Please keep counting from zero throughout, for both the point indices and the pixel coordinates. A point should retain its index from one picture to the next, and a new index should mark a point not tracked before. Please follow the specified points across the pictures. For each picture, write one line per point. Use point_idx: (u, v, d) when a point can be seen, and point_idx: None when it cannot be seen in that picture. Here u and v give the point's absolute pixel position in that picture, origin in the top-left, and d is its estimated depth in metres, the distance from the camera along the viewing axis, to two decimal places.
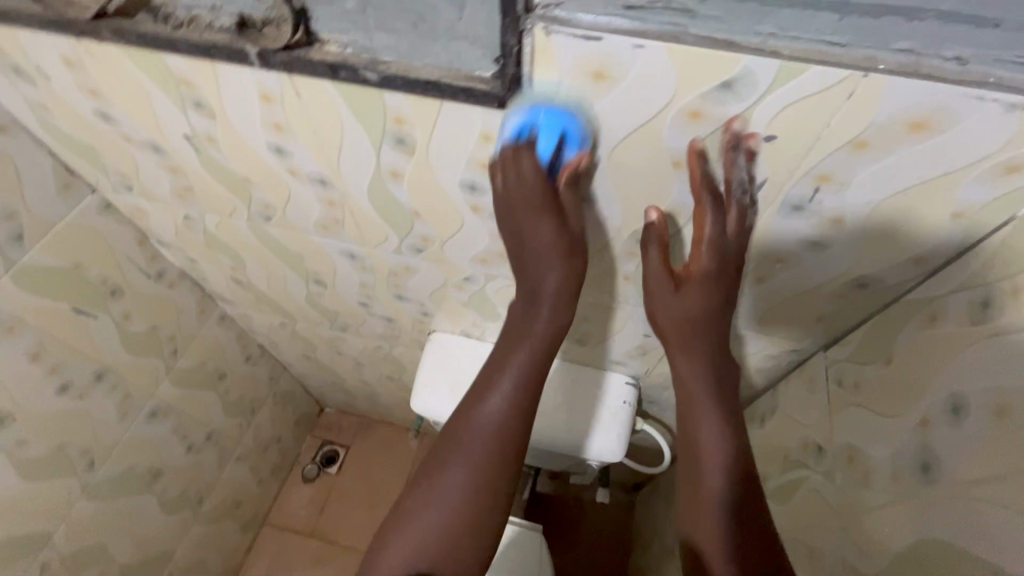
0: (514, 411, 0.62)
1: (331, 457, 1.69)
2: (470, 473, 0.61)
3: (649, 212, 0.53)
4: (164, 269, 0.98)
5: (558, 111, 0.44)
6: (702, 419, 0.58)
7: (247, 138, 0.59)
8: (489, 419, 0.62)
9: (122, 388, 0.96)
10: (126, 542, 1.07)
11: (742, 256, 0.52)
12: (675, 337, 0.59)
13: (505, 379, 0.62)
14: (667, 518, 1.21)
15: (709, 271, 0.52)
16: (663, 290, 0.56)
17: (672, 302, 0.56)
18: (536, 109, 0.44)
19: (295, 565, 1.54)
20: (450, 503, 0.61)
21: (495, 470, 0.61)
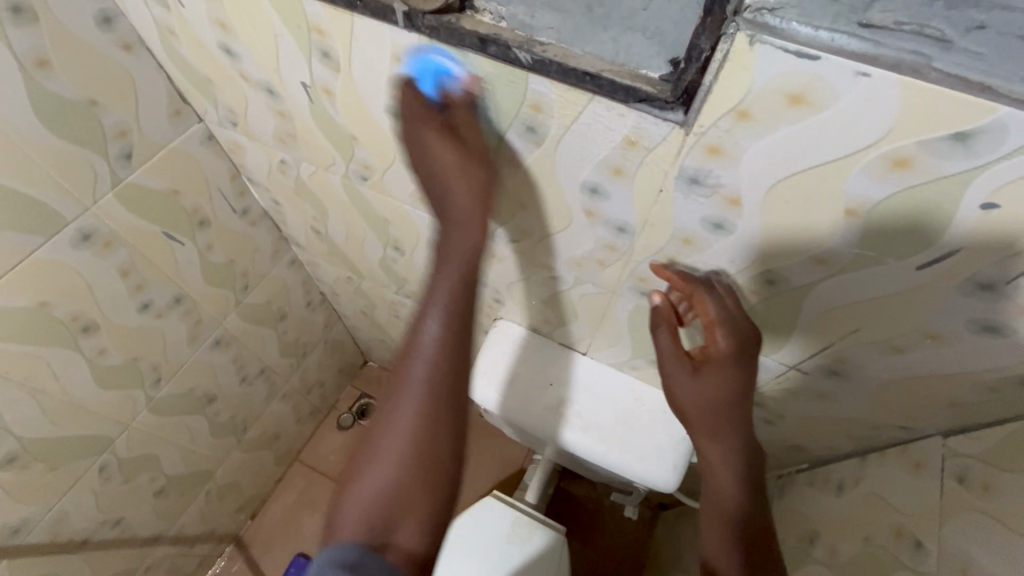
0: (447, 341, 0.51)
1: (367, 410, 1.72)
2: (412, 422, 0.50)
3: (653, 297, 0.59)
4: (249, 206, 0.98)
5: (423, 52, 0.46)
6: (716, 444, 0.59)
7: (366, 96, 0.56)
8: (433, 345, 0.51)
9: (195, 314, 0.98)
10: (176, 456, 1.12)
11: (754, 332, 0.56)
12: (699, 418, 0.59)
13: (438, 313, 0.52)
14: (695, 549, 1.16)
15: (723, 352, 0.56)
16: (681, 372, 0.60)
17: (684, 379, 0.60)
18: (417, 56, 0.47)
19: (317, 504, 1.59)
20: (397, 454, 0.49)
21: (444, 416, 0.50)
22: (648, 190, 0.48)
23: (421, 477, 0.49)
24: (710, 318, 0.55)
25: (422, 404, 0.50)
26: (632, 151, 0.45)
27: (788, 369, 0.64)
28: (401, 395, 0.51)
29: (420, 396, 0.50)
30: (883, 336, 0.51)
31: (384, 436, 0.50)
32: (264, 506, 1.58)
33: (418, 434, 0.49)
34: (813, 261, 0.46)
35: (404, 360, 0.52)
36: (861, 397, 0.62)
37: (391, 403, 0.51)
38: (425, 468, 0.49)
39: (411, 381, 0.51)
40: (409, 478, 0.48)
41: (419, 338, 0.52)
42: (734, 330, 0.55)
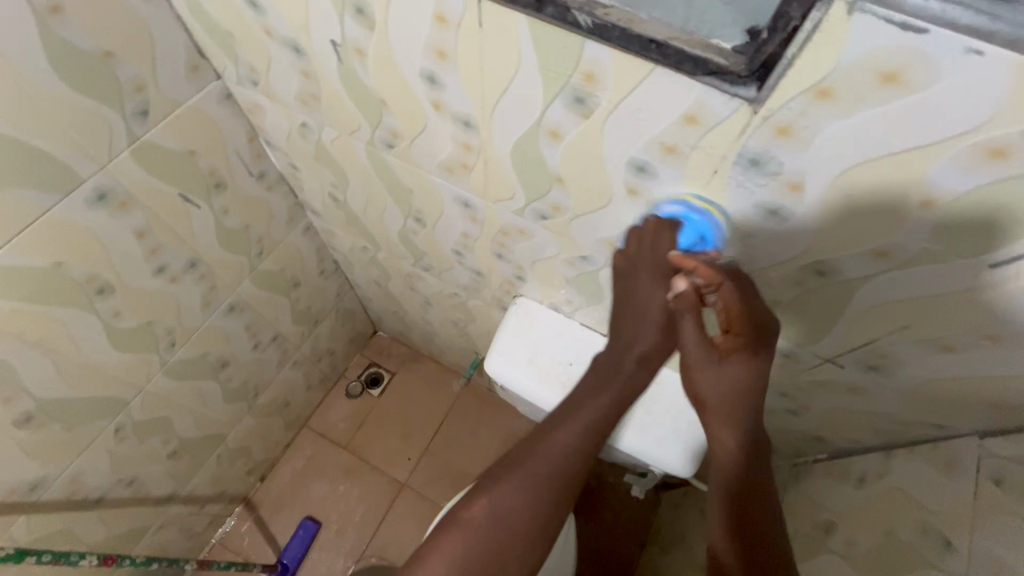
0: (588, 445, 0.52)
1: (376, 380, 1.73)
2: (526, 501, 0.50)
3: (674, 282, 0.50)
4: (265, 170, 0.96)
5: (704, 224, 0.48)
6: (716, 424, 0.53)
7: (400, 59, 0.53)
8: (564, 454, 0.52)
9: (210, 279, 0.97)
10: (189, 419, 1.12)
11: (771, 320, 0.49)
12: (719, 407, 0.52)
13: (604, 399, 0.54)
14: (700, 529, 1.17)
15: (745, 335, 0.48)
16: (704, 362, 0.51)
17: (708, 375, 0.51)
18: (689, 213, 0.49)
19: (326, 470, 1.61)
20: (491, 532, 0.50)
21: (553, 505, 0.51)
22: (701, 171, 0.45)
23: (515, 555, 0.50)
24: (732, 307, 0.47)
25: (532, 491, 0.51)
26: (689, 129, 0.42)
27: (823, 361, 0.62)
28: (511, 479, 0.51)
29: (539, 481, 0.51)
30: (934, 333, 0.49)
31: (478, 509, 0.51)
32: (273, 470, 1.60)
33: (519, 528, 0.50)
34: (872, 254, 0.44)
35: (526, 453, 0.52)
36: (898, 393, 0.60)
37: (501, 481, 0.51)
38: (521, 546, 0.50)
39: (540, 463, 0.51)
40: (501, 548, 0.50)
41: (555, 443, 0.52)
42: (756, 316, 0.47)
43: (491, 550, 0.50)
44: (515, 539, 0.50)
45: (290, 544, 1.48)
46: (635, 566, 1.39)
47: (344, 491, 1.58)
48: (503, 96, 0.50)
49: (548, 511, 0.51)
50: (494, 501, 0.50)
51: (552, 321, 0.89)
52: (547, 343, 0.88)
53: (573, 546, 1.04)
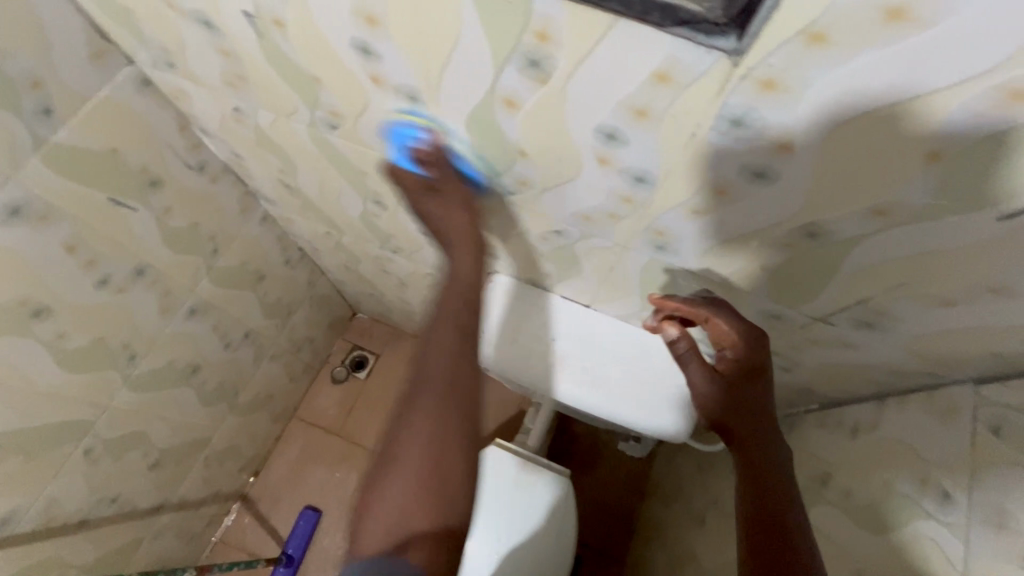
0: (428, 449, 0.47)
1: (361, 362, 1.70)
2: (427, 450, 0.47)
3: (667, 328, 0.62)
4: (206, 161, 0.88)
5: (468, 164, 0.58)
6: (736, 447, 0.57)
7: (325, 28, 0.46)
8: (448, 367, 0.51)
9: (162, 284, 0.90)
10: (166, 429, 1.08)
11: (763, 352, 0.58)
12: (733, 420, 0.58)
13: (438, 352, 0.51)
14: (697, 482, 1.19)
15: (752, 363, 0.58)
16: (708, 378, 0.60)
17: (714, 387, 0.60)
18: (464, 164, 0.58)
19: (320, 458, 1.59)
20: (422, 458, 0.46)
21: (448, 456, 0.47)
22: (677, 135, 0.40)
23: (440, 480, 0.46)
24: (728, 333, 0.57)
25: (431, 448, 0.47)
26: (661, 89, 0.37)
27: (814, 321, 0.60)
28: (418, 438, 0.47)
29: (422, 461, 0.46)
30: (932, 289, 0.46)
31: (399, 463, 0.47)
32: (266, 464, 1.58)
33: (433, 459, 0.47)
34: (868, 213, 0.40)
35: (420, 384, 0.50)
36: (891, 346, 0.58)
37: (411, 440, 0.47)
38: (443, 478, 0.46)
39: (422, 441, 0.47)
40: (420, 485, 0.46)
41: (430, 377, 0.50)
42: (751, 339, 0.57)
43: (428, 462, 0.47)
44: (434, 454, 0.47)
45: (292, 535, 1.47)
46: (636, 520, 1.42)
47: (341, 477, 1.57)
48: (406, 123, 0.56)
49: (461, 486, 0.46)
50: (421, 422, 0.48)
51: (531, 296, 0.85)
52: (527, 320, 0.85)
53: (574, 514, 1.04)
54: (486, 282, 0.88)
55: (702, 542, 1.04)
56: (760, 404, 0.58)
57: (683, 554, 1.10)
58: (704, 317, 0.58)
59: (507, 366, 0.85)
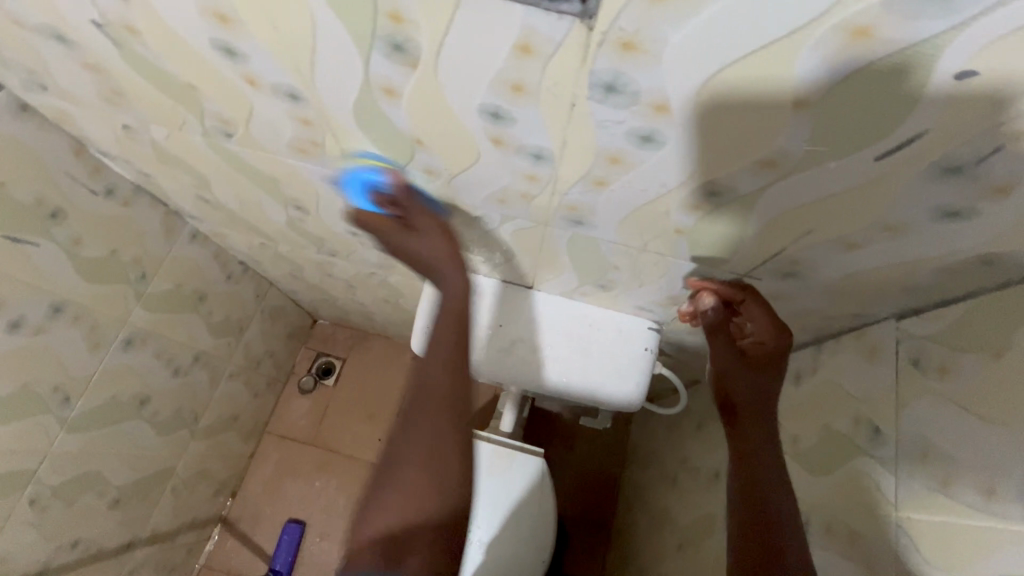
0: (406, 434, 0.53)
1: (328, 369, 1.67)
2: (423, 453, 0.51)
3: (703, 296, 0.62)
4: (113, 184, 0.83)
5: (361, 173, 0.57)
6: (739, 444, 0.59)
7: (180, 31, 0.43)
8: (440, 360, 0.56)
9: (88, 319, 0.86)
10: (122, 465, 1.04)
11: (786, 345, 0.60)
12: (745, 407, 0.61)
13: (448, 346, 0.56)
14: (668, 443, 1.21)
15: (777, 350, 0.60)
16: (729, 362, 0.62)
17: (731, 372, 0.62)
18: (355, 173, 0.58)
19: (297, 470, 1.57)
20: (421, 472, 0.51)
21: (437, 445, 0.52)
22: (558, 107, 0.39)
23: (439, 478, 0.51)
24: (761, 317, 0.59)
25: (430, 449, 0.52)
26: (528, 61, 0.35)
27: (740, 277, 0.60)
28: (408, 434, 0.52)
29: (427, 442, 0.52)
30: (837, 234, 0.46)
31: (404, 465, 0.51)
32: (243, 483, 1.55)
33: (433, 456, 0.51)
34: (759, 165, 0.39)
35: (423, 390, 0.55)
36: (814, 293, 0.59)
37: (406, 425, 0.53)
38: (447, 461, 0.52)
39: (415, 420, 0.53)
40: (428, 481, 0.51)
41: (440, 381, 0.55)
42: (781, 332, 0.59)
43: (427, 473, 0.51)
44: (433, 457, 0.52)
45: (279, 550, 1.45)
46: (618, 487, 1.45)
47: (322, 485, 1.55)
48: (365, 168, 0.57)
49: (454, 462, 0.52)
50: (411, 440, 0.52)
51: (472, 286, 0.83)
52: (471, 310, 0.83)
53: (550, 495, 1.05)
54: (427, 276, 0.86)
55: (677, 501, 1.06)
56: (768, 395, 0.61)
57: (661, 514, 1.13)
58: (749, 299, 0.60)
59: (459, 360, 0.84)
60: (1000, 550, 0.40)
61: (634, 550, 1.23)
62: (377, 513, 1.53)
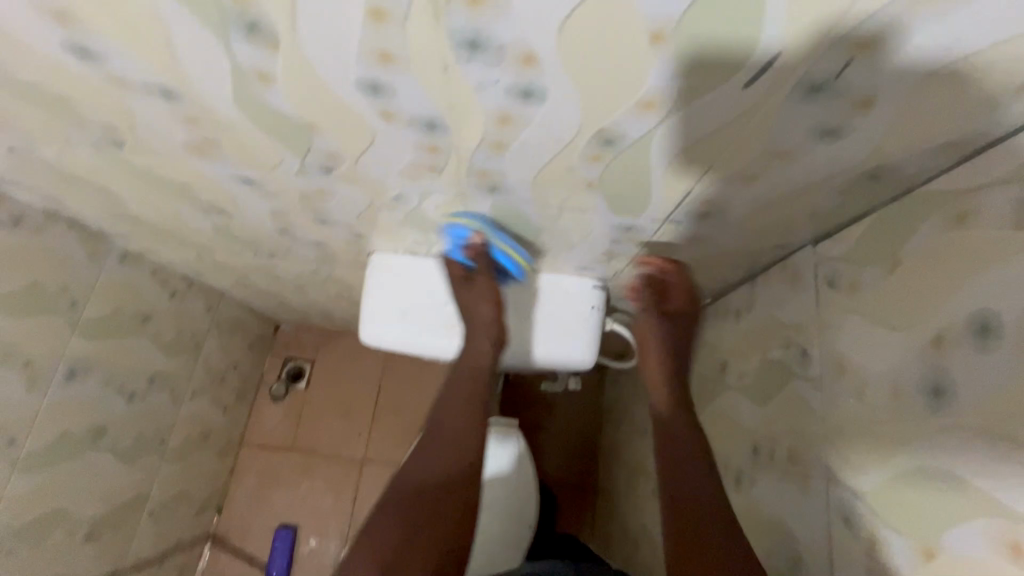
0: None
1: (298, 373, 1.66)
2: None
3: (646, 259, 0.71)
4: (20, 213, 0.79)
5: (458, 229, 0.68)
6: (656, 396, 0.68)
7: (26, 37, 0.40)
8: None
9: (18, 356, 0.82)
10: (89, 498, 1.02)
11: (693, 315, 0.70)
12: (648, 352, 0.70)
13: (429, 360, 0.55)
14: (637, 397, 1.24)
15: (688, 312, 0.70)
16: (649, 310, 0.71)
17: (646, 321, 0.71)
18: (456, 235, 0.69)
19: (280, 478, 1.56)
20: None
21: None
22: (432, 72, 0.38)
23: None
24: (681, 281, 0.70)
25: None
26: (384, 27, 0.34)
27: (661, 224, 0.60)
28: None
29: None
30: (734, 168, 0.47)
31: None
32: (228, 498, 1.54)
33: None
34: (640, 108, 0.39)
35: None
36: (733, 231, 0.60)
37: None
38: None
39: None
40: None
41: None
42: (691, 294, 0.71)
43: None
44: None
45: (273, 558, 1.45)
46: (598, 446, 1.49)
47: (308, 488, 1.55)
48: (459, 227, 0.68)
49: None
50: None
51: (412, 269, 0.83)
52: (413, 291, 0.83)
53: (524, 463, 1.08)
54: (366, 264, 0.85)
55: (648, 450, 1.10)
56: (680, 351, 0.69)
57: (638, 465, 1.16)
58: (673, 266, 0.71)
59: (409, 343, 0.84)
60: (905, 446, 0.42)
61: (618, 506, 1.26)
62: (367, 508, 1.54)
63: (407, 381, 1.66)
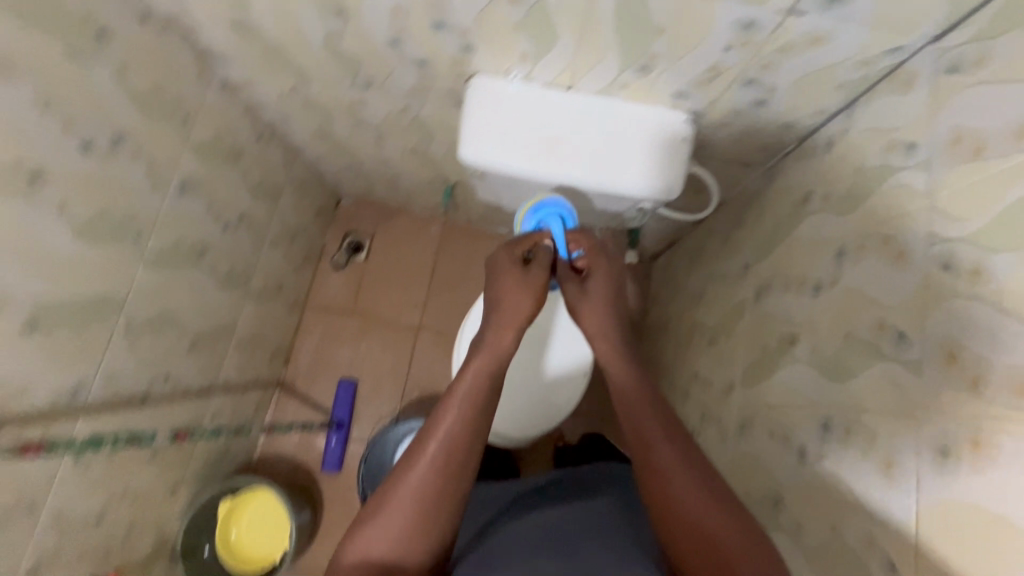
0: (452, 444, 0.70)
1: (358, 246, 1.74)
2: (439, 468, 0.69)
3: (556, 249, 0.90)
4: (148, 11, 0.83)
5: (557, 205, 0.92)
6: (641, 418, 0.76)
7: None
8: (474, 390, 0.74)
9: (145, 152, 0.89)
10: (193, 311, 1.12)
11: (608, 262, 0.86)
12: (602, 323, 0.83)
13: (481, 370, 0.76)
14: (694, 268, 1.30)
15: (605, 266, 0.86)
16: (574, 283, 0.87)
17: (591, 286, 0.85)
18: (549, 210, 0.92)
19: (342, 337, 1.66)
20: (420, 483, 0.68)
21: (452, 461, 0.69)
22: None
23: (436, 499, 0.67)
24: (588, 243, 0.87)
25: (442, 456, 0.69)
26: None
27: (784, 17, 0.62)
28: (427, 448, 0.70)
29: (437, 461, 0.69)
30: None
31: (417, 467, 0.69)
32: (294, 352, 1.64)
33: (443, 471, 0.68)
34: None
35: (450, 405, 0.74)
36: (852, 29, 0.61)
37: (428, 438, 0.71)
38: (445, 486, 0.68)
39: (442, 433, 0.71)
40: (429, 488, 0.67)
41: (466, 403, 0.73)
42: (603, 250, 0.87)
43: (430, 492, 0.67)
44: (449, 476, 0.69)
45: (337, 404, 1.58)
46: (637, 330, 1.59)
47: (367, 348, 1.66)
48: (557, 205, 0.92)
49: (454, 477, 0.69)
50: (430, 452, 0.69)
51: (511, 92, 0.86)
52: (514, 113, 0.86)
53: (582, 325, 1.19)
54: (466, 88, 0.89)
55: (705, 307, 1.16)
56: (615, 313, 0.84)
57: (691, 326, 1.23)
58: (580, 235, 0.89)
59: (504, 165, 0.88)
60: None
61: (666, 369, 1.34)
62: (422, 369, 1.65)
63: (460, 259, 1.74)
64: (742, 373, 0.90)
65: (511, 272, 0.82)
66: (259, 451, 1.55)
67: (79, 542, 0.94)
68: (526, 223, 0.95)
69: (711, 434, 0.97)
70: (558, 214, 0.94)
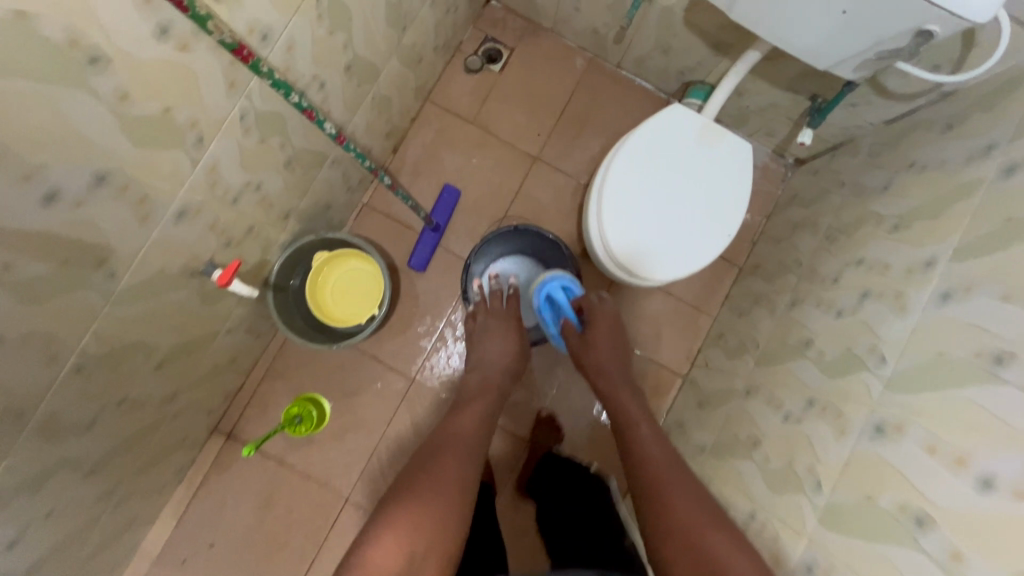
0: (464, 461, 0.96)
1: (495, 55, 1.60)
2: (460, 475, 0.92)
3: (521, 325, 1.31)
4: None
5: (562, 277, 1.31)
6: (641, 443, 1.06)
7: None
8: (471, 432, 1.04)
9: None
10: (362, 28, 1.02)
11: (609, 325, 1.27)
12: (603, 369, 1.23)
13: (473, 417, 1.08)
14: (874, 165, 1.19)
15: (609, 317, 1.27)
16: (577, 340, 1.27)
17: (598, 343, 1.24)
18: (557, 280, 1.30)
19: (456, 144, 1.58)
20: (446, 484, 0.90)
21: (466, 474, 0.94)
22: None
23: (456, 504, 0.87)
24: (593, 301, 1.29)
25: (459, 471, 0.93)
26: None
27: None
28: (446, 459, 0.95)
29: (456, 477, 0.92)
30: None
31: (440, 475, 0.91)
32: (404, 144, 1.56)
33: (463, 479, 0.92)
34: None
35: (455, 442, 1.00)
36: None
37: (444, 455, 0.96)
38: (461, 491, 0.90)
39: (457, 451, 0.97)
40: (453, 487, 0.90)
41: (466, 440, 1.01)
42: (603, 313, 1.28)
43: (455, 489, 0.90)
44: (463, 487, 0.91)
45: (437, 207, 1.51)
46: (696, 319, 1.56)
47: (478, 164, 1.58)
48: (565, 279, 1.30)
49: (467, 484, 0.92)
50: (452, 465, 0.93)
51: None
52: None
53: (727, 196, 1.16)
54: None
55: (887, 199, 1.07)
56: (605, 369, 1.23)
57: (856, 221, 1.13)
58: (584, 298, 1.30)
59: None
60: None
61: (800, 262, 1.26)
62: (527, 200, 1.58)
63: (597, 102, 1.61)
64: (955, 249, 0.82)
65: (513, 322, 1.31)
66: (349, 227, 1.52)
67: (218, 212, 0.90)
68: (539, 299, 1.31)
69: (883, 309, 0.90)
70: (564, 284, 1.31)
